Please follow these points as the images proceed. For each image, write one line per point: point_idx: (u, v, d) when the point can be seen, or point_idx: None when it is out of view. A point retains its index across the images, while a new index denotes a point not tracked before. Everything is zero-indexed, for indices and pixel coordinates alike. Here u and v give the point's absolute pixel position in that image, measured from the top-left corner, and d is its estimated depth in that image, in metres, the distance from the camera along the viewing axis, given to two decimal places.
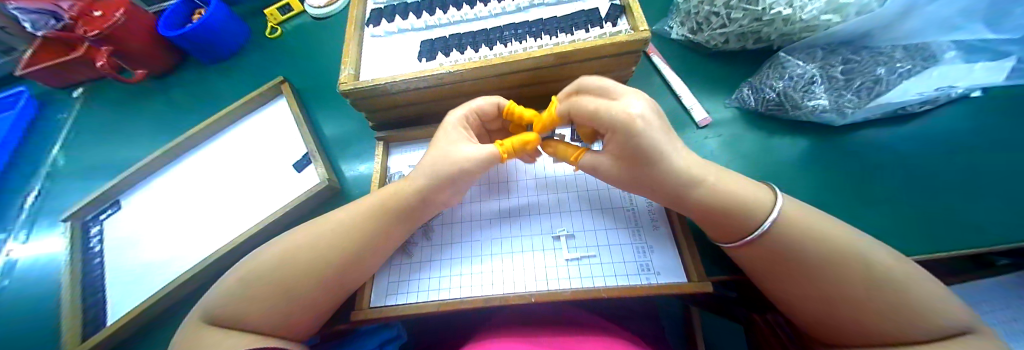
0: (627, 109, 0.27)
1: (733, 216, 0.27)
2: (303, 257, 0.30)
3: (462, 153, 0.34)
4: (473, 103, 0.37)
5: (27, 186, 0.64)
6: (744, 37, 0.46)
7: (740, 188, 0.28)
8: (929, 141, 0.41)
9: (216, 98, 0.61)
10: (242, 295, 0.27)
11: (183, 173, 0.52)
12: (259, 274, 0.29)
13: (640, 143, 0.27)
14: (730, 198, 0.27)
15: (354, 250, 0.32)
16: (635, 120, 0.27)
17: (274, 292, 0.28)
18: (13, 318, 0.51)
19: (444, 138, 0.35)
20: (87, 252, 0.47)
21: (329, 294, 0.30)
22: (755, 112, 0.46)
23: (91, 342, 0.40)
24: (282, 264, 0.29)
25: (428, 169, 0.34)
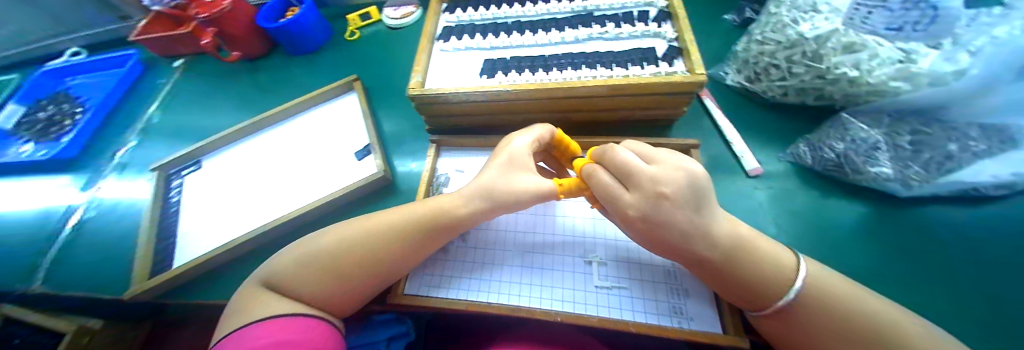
0: (657, 186, 0.29)
1: (757, 289, 0.28)
2: (353, 246, 0.33)
3: (521, 185, 0.36)
4: (536, 131, 0.39)
5: (124, 135, 0.74)
6: (805, 92, 0.46)
7: (765, 257, 0.29)
8: (1005, 228, 0.37)
9: (294, 85, 0.68)
10: (300, 277, 0.31)
11: (255, 145, 0.58)
12: (312, 254, 0.33)
13: (661, 221, 0.29)
14: (754, 277, 0.28)
15: (397, 249, 0.34)
16: (663, 200, 0.29)
17: (330, 277, 0.31)
18: (93, 248, 0.58)
19: (495, 169, 0.37)
20: (167, 201, 0.54)
21: (370, 281, 0.33)
22: (811, 169, 0.45)
23: (157, 281, 0.45)
24: (334, 250, 0.33)
25: (478, 191, 0.37)
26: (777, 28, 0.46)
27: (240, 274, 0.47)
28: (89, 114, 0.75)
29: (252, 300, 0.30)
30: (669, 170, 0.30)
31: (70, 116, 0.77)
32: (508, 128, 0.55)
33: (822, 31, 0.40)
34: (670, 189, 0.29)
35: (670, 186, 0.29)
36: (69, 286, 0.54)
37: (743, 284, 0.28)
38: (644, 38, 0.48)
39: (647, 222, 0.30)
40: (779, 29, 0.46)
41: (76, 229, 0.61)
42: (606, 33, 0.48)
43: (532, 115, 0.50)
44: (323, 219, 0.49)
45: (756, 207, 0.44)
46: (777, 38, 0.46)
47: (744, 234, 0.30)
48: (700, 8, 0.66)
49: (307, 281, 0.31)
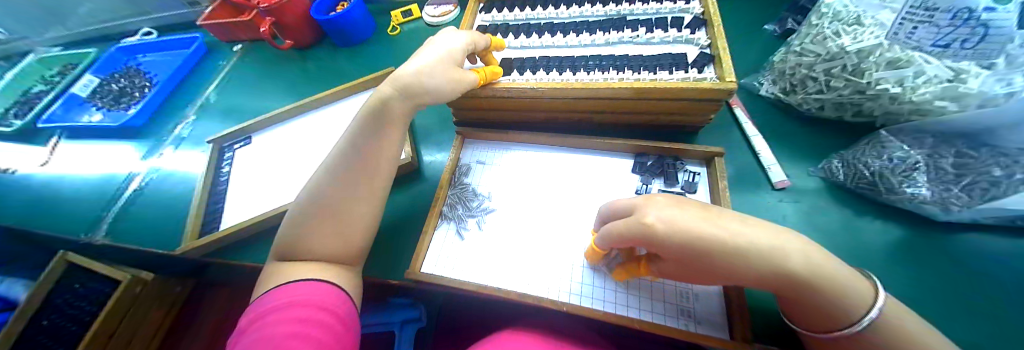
0: (642, 218, 0.26)
1: (830, 301, 0.23)
2: (331, 183, 0.36)
3: (455, 77, 0.41)
4: (474, 35, 0.45)
5: (185, 110, 0.82)
6: (843, 107, 0.45)
7: (828, 286, 0.23)
8: None
9: (337, 73, 0.73)
10: (310, 237, 0.34)
11: (298, 126, 0.63)
12: (305, 210, 0.36)
13: (678, 251, 0.25)
14: (828, 283, 0.23)
15: (361, 163, 0.38)
16: (655, 226, 0.26)
17: (339, 234, 0.35)
18: (151, 207, 0.64)
19: (429, 51, 0.42)
20: (219, 170, 0.59)
21: (363, 208, 0.36)
22: (842, 186, 0.44)
23: (206, 241, 0.50)
24: (318, 202, 0.36)
25: (414, 70, 0.40)
26: (817, 39, 0.45)
27: None
28: (156, 89, 0.83)
29: (279, 267, 0.34)
30: (653, 201, 0.28)
31: (140, 89, 0.85)
32: (532, 124, 0.56)
33: (865, 45, 0.39)
34: (667, 206, 0.26)
35: (652, 213, 0.26)
36: (129, 239, 0.61)
37: (811, 296, 0.23)
38: (676, 43, 0.48)
39: (670, 239, 0.25)
40: (820, 40, 0.45)
41: (138, 190, 0.68)
42: (637, 37, 0.49)
43: (556, 114, 0.51)
44: None
45: (782, 220, 0.43)
46: (816, 50, 0.45)
47: (792, 265, 0.23)
48: (738, 19, 0.65)
49: (318, 242, 0.34)
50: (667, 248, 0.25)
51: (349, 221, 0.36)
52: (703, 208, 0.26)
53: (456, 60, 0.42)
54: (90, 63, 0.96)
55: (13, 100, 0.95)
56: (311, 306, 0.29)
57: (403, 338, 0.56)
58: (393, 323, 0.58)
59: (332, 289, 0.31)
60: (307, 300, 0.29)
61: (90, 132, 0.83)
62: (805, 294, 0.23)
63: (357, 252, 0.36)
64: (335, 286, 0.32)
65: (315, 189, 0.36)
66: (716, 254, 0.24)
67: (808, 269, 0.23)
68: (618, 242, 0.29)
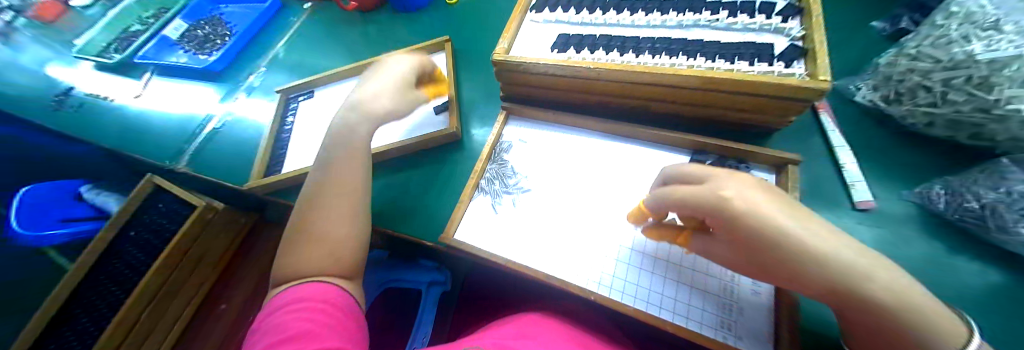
0: (719, 191, 0.25)
1: (917, 335, 0.20)
2: (311, 219, 0.40)
3: (413, 96, 0.49)
4: (421, 61, 0.52)
5: (257, 61, 0.88)
6: (958, 126, 0.38)
7: (919, 326, 0.19)
8: None
9: (394, 38, 0.75)
10: (300, 260, 0.38)
11: (355, 85, 0.65)
12: (294, 242, 0.40)
13: (748, 234, 0.23)
14: (916, 314, 0.20)
15: (330, 190, 0.42)
16: (731, 201, 0.24)
17: (325, 252, 0.38)
18: (224, 147, 0.71)
19: (376, 81, 0.47)
20: (284, 120, 0.64)
21: (342, 231, 0.40)
22: (940, 216, 0.38)
23: (270, 180, 0.55)
24: (303, 233, 0.40)
25: (362, 102, 0.46)
26: (938, 43, 0.38)
27: None
28: (233, 39, 0.90)
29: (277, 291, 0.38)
30: (731, 178, 0.26)
31: (221, 37, 0.92)
32: (583, 108, 0.54)
33: (1001, 55, 0.32)
34: (750, 185, 0.25)
35: (731, 189, 0.25)
36: (206, 172, 0.68)
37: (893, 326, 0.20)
38: (762, 32, 0.43)
39: (738, 220, 0.24)
40: (943, 44, 0.38)
41: (214, 130, 0.76)
42: (716, 21, 0.45)
43: (612, 99, 0.49)
44: None
45: None
46: (936, 55, 0.38)
47: (876, 281, 0.20)
48: (836, 14, 0.57)
49: (307, 261, 0.38)
50: (736, 227, 0.24)
51: (331, 240, 0.39)
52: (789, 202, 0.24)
53: (403, 79, 0.48)
54: (179, 9, 1.05)
55: (116, 36, 1.07)
56: (311, 303, 0.34)
57: (428, 298, 0.56)
58: (418, 282, 0.59)
59: (327, 288, 0.36)
60: (309, 299, 0.34)
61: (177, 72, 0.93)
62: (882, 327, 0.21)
63: (348, 261, 0.39)
64: (330, 284, 0.36)
65: (301, 222, 0.41)
66: (787, 247, 0.22)
67: (894, 302, 0.20)
68: (681, 208, 0.29)
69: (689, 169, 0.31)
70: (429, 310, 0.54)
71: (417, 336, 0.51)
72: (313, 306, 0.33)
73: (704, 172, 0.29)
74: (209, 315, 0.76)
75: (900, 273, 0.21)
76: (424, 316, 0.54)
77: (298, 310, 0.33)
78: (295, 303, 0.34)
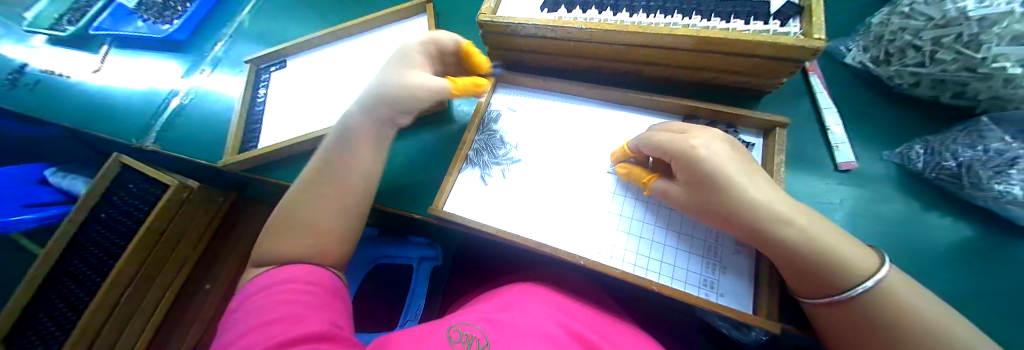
0: (690, 139, 0.31)
1: (819, 264, 0.27)
2: (303, 205, 0.37)
3: (415, 80, 0.40)
4: (434, 35, 0.44)
5: (222, 29, 0.81)
6: (942, 85, 0.39)
7: (826, 258, 0.26)
8: None
9: (371, 2, 0.70)
10: (283, 242, 0.35)
11: (331, 53, 0.61)
12: (280, 222, 0.37)
13: (703, 172, 0.30)
14: (820, 247, 0.26)
15: (332, 177, 0.38)
16: (696, 149, 0.31)
17: (312, 239, 0.35)
18: (194, 123, 0.67)
19: (391, 68, 0.41)
20: (256, 91, 0.60)
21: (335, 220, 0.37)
22: (918, 175, 0.39)
23: (247, 156, 0.52)
24: (291, 214, 0.37)
25: (373, 90, 0.41)
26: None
27: None
28: (195, 6, 0.82)
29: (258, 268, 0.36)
30: (701, 132, 0.32)
31: (182, 4, 0.84)
32: (573, 73, 0.53)
33: (993, 11, 0.32)
34: (715, 137, 0.31)
35: (702, 139, 0.31)
36: (179, 149, 0.64)
37: (804, 258, 0.27)
38: None
39: (697, 166, 0.30)
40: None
41: (182, 105, 0.71)
42: None
43: (605, 62, 0.47)
44: None
45: (835, 205, 0.40)
46: (930, 12, 0.37)
47: (791, 218, 0.27)
48: None
49: (289, 243, 0.35)
50: (695, 170, 0.30)
51: (322, 230, 0.36)
52: (743, 161, 0.31)
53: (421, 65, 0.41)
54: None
55: (63, 5, 0.97)
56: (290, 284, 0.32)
57: (420, 273, 0.57)
58: (410, 258, 0.60)
59: (303, 267, 0.34)
60: (283, 282, 0.32)
61: (136, 44, 0.86)
62: (796, 259, 0.27)
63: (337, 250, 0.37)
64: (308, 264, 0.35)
65: (290, 203, 0.38)
66: (730, 187, 0.29)
67: (803, 238, 0.27)
68: (656, 152, 0.35)
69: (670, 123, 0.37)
70: (421, 286, 0.55)
71: (410, 311, 0.53)
72: (297, 287, 0.31)
73: (685, 125, 0.35)
74: (197, 295, 0.78)
75: (827, 227, 0.28)
76: (416, 292, 0.55)
77: (282, 290, 0.31)
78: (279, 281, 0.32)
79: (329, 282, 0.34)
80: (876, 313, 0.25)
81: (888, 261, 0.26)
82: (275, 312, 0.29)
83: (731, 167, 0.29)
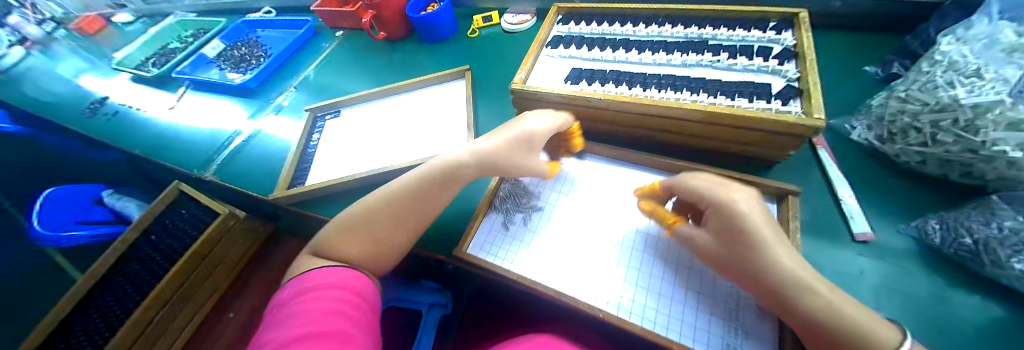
0: (730, 193, 0.35)
1: (845, 337, 0.26)
2: (375, 217, 0.44)
3: (538, 166, 0.48)
4: (561, 119, 0.48)
5: (288, 80, 0.94)
6: (950, 165, 0.41)
7: (847, 330, 0.26)
8: None
9: (418, 66, 0.81)
10: (347, 241, 0.43)
11: (379, 107, 0.69)
12: (348, 226, 0.44)
13: (736, 224, 0.33)
14: (847, 320, 0.26)
15: (407, 204, 0.45)
16: (735, 203, 0.34)
17: (375, 246, 0.43)
18: (250, 159, 0.75)
19: (519, 147, 0.46)
20: (310, 136, 0.68)
21: (400, 240, 0.45)
22: (938, 251, 0.40)
23: (296, 192, 0.58)
24: (361, 220, 0.44)
25: (492, 156, 0.46)
26: (925, 88, 0.41)
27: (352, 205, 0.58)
28: (269, 60, 0.96)
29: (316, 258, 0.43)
30: (741, 188, 0.36)
31: (258, 58, 0.99)
32: (593, 134, 0.58)
33: (984, 100, 0.35)
34: (753, 195, 0.35)
35: (742, 195, 0.34)
36: (232, 181, 0.72)
37: (827, 328, 0.27)
38: (759, 73, 0.47)
39: (734, 218, 0.33)
40: (930, 88, 0.41)
41: (242, 143, 0.80)
42: (718, 62, 0.50)
43: (621, 128, 0.52)
44: None
45: (856, 275, 0.41)
46: (924, 98, 0.41)
47: (816, 284, 0.29)
48: (830, 59, 0.62)
49: (353, 247, 0.43)
50: (731, 221, 0.33)
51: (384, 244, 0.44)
52: (777, 224, 0.33)
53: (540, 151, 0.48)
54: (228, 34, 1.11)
55: (156, 51, 1.17)
56: (336, 289, 0.38)
57: (428, 321, 0.57)
58: (420, 304, 0.59)
59: (347, 273, 0.40)
60: (334, 282, 0.39)
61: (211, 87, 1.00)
62: (813, 327, 0.28)
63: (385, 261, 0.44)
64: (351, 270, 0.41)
65: (360, 212, 0.45)
66: (762, 244, 0.31)
67: (828, 310, 0.27)
68: (693, 195, 0.38)
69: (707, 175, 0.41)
70: (428, 334, 0.55)
71: None
72: (340, 293, 0.37)
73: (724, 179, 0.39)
74: (221, 321, 0.72)
75: (849, 300, 0.28)
76: (422, 342, 0.54)
77: (324, 297, 0.37)
78: (321, 290, 0.38)
79: (359, 290, 0.39)
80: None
81: (910, 341, 0.25)
82: (316, 322, 0.34)
83: (764, 228, 0.32)
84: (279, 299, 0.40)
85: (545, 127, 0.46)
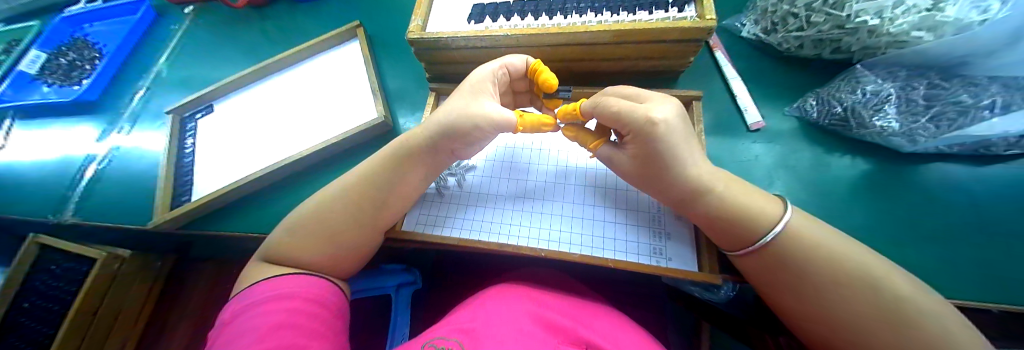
0: (649, 114, 0.31)
1: (738, 221, 0.31)
2: (313, 216, 0.36)
3: (483, 110, 0.36)
4: (506, 58, 0.41)
5: (139, 82, 0.75)
6: (822, 44, 0.45)
7: (740, 216, 0.31)
8: (992, 190, 0.40)
9: (302, 34, 0.69)
10: (292, 249, 0.35)
11: (261, 91, 0.59)
12: (289, 230, 0.36)
13: (656, 146, 0.31)
14: (738, 206, 0.31)
15: (347, 191, 0.37)
16: (657, 124, 0.31)
17: (325, 252, 0.35)
18: (117, 187, 0.61)
19: (460, 99, 0.39)
20: (183, 141, 0.56)
21: (353, 237, 0.36)
22: (816, 124, 0.46)
23: (179, 213, 0.49)
24: (302, 221, 0.36)
25: (440, 119, 0.38)
26: None
27: (265, 208, 0.52)
28: (105, 60, 0.75)
29: (255, 267, 0.35)
30: (659, 104, 0.33)
31: (89, 61, 0.76)
32: None
33: None
34: (673, 108, 0.32)
35: (658, 113, 0.31)
36: (103, 219, 0.58)
37: (723, 215, 0.32)
38: None
39: (650, 144, 0.32)
40: None
41: (99, 171, 0.64)
42: None
43: None
44: (339, 158, 0.54)
45: (752, 160, 0.46)
46: None
47: (714, 186, 0.32)
48: None
49: (301, 251, 0.35)
50: (651, 144, 0.31)
51: (336, 243, 0.36)
52: (689, 135, 0.33)
53: (490, 97, 0.39)
54: (27, 35, 0.82)
55: None
56: (294, 299, 0.30)
57: (399, 300, 0.55)
58: (386, 288, 0.56)
59: (309, 280, 0.32)
60: (286, 296, 0.30)
61: (29, 111, 0.76)
62: (715, 219, 0.32)
63: (341, 266, 0.36)
64: (314, 276, 0.33)
65: (299, 212, 0.37)
66: (671, 165, 0.32)
67: (721, 203, 0.32)
68: (611, 119, 0.35)
69: (627, 88, 0.37)
70: (402, 311, 0.54)
71: (395, 339, 0.50)
72: (300, 306, 0.30)
73: (645, 92, 0.35)
74: None
75: (746, 190, 0.32)
76: (398, 320, 0.53)
77: (278, 309, 0.29)
78: (278, 300, 0.30)
79: (326, 302, 0.32)
80: (784, 257, 0.29)
81: (790, 207, 0.30)
82: (268, 340, 0.27)
83: (682, 146, 0.32)
84: (219, 321, 0.31)
85: (484, 71, 0.40)
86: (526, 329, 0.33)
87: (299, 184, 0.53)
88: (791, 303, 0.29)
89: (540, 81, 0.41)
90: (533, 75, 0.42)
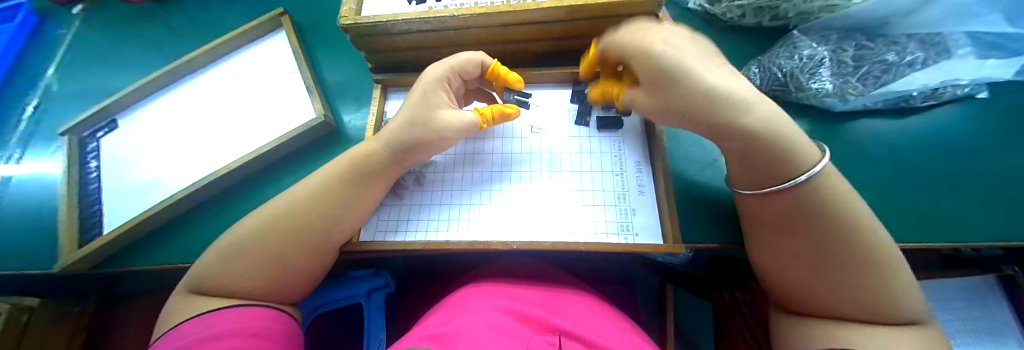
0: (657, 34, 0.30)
1: (777, 172, 0.26)
2: (246, 239, 0.32)
3: (445, 122, 0.36)
4: (458, 60, 0.39)
5: (23, 101, 0.63)
6: (762, 11, 0.47)
7: (784, 146, 0.25)
8: (915, 140, 0.44)
9: (223, 29, 0.60)
10: (224, 279, 0.31)
11: (176, 99, 0.51)
12: (219, 257, 0.32)
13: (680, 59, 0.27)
14: (792, 139, 0.25)
15: (284, 206, 0.33)
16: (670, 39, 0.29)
17: (266, 276, 0.31)
18: (15, 228, 0.52)
19: (414, 109, 0.36)
20: (86, 166, 0.48)
21: (298, 256, 0.33)
22: (760, 91, 0.47)
23: (90, 249, 0.42)
24: (233, 247, 0.32)
25: (401, 129, 0.36)
26: None
27: (201, 230, 0.47)
28: None
29: (181, 304, 0.31)
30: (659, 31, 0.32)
31: None
32: None
33: None
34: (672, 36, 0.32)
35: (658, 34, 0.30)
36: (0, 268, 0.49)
37: (762, 168, 0.27)
38: None
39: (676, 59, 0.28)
40: None
41: None
42: None
43: (485, 47, 0.47)
44: (283, 166, 0.49)
45: None
46: None
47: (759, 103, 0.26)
48: None
49: (233, 280, 0.31)
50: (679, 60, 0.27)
51: (275, 267, 0.32)
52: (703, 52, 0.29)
53: (446, 105, 0.38)
54: None
55: None
56: (237, 336, 0.27)
57: (371, 306, 0.53)
58: (356, 295, 0.53)
59: (253, 315, 0.29)
60: (226, 334, 0.27)
61: None
62: (770, 165, 0.26)
63: (288, 288, 0.33)
64: (257, 311, 0.30)
65: (230, 235, 0.33)
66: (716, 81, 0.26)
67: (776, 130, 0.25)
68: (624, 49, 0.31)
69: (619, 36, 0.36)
70: (377, 317, 0.51)
71: (372, 346, 0.49)
72: (246, 342, 0.27)
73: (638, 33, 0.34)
74: None
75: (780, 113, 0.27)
76: (374, 326, 0.51)
77: (217, 347, 0.25)
78: (216, 339, 0.26)
79: (274, 337, 0.29)
80: (806, 202, 0.25)
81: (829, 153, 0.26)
82: None
83: (688, 55, 0.27)
84: None
85: (434, 77, 0.37)
86: (502, 326, 0.32)
87: (237, 200, 0.48)
88: (787, 261, 0.28)
89: (501, 79, 0.42)
90: (491, 75, 0.41)
